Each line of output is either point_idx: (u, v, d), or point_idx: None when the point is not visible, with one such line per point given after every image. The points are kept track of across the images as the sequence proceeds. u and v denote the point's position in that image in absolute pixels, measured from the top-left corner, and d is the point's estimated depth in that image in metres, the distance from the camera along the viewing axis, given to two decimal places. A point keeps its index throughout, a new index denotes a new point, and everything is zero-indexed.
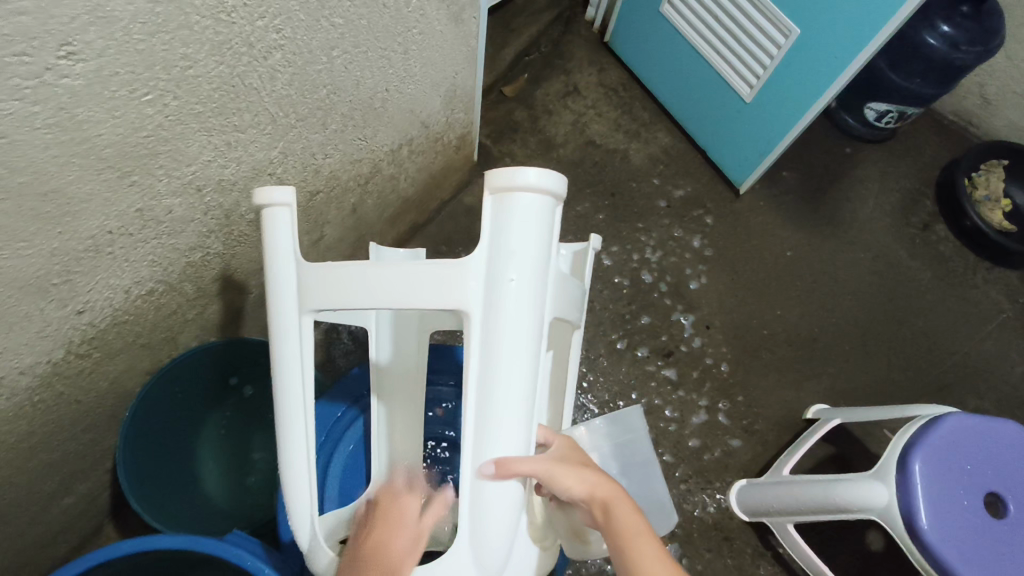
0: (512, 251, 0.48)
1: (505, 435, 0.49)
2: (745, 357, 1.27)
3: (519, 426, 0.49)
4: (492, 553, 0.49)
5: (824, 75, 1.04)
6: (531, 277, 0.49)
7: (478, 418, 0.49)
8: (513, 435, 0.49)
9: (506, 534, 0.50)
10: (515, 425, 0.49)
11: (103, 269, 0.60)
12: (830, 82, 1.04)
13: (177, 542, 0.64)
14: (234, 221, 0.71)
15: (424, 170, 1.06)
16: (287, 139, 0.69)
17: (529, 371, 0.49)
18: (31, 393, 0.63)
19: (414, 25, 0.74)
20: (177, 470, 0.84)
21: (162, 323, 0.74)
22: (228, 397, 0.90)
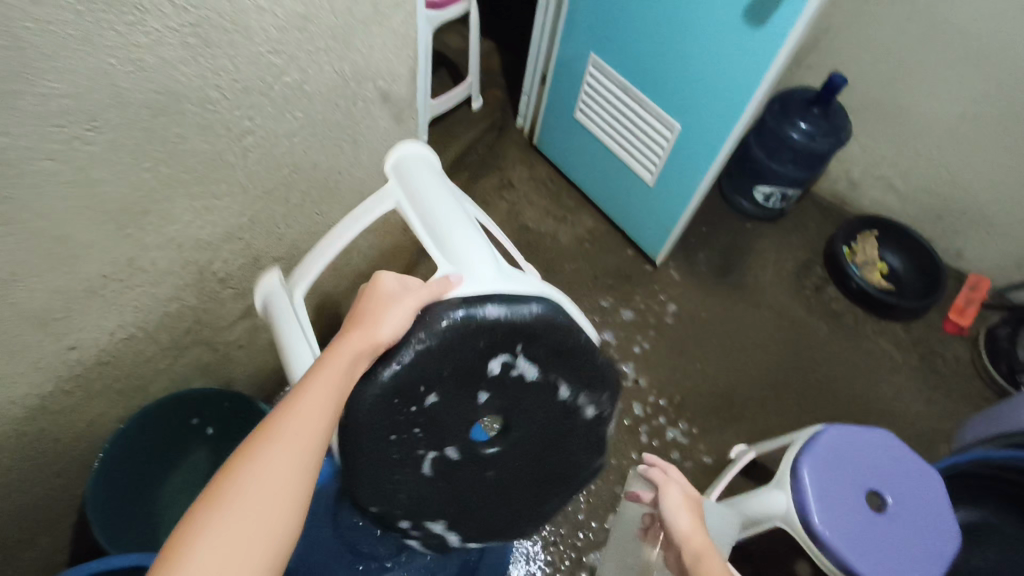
0: (413, 163, 0.78)
1: (447, 219, 0.68)
2: (672, 407, 1.40)
3: (453, 212, 0.69)
4: (472, 259, 0.63)
5: (704, 159, 1.28)
6: (424, 170, 0.77)
7: (426, 225, 0.69)
8: (450, 218, 0.68)
9: (479, 252, 0.64)
10: (449, 213, 0.69)
11: (95, 310, 0.72)
12: (709, 165, 1.27)
13: (142, 560, 0.74)
14: (207, 277, 0.84)
15: (375, 247, 1.22)
16: (255, 208, 0.84)
17: (448, 197, 0.72)
18: (17, 424, 0.72)
19: (362, 120, 0.93)
20: (140, 511, 0.93)
21: (136, 370, 0.84)
22: (191, 443, 0.98)
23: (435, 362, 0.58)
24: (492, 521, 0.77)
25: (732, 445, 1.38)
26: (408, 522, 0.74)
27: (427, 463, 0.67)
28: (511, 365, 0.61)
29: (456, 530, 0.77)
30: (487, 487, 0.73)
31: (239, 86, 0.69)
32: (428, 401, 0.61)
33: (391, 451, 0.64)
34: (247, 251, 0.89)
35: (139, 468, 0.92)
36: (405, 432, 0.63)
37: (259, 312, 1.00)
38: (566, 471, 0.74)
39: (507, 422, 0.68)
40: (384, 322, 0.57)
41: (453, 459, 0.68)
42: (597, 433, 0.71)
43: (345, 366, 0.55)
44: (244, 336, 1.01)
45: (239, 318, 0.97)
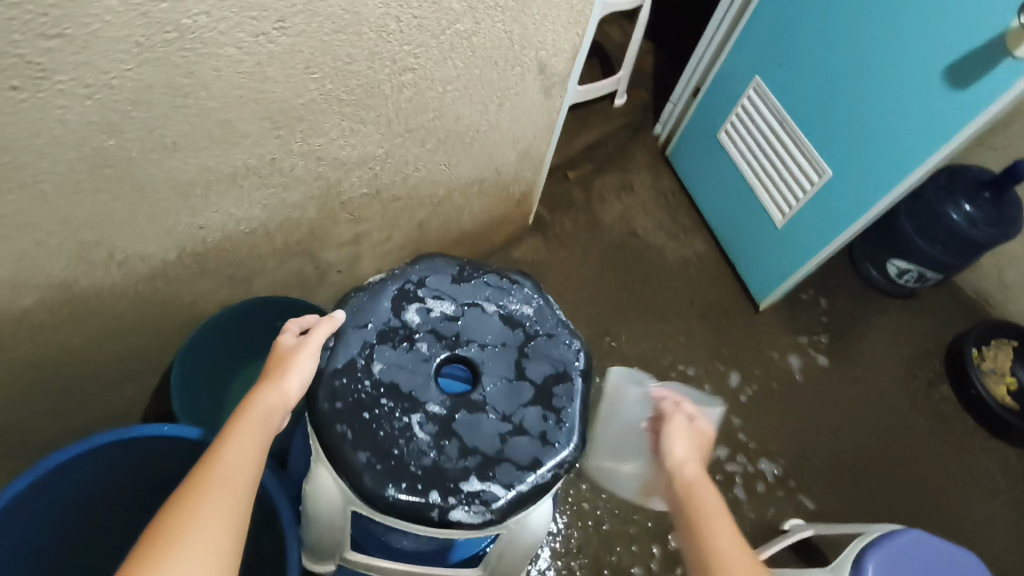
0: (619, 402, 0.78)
1: None
2: (737, 457, 1.33)
3: None
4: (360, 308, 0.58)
5: (850, 210, 1.18)
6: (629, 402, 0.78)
7: None
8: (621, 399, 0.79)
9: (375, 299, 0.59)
10: None
11: (232, 197, 0.76)
12: (856, 217, 1.17)
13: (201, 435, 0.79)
14: (331, 195, 0.88)
15: (486, 211, 1.23)
16: (393, 143, 0.87)
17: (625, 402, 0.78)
18: (137, 281, 0.78)
19: (513, 86, 0.93)
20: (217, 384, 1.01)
21: (247, 263, 0.89)
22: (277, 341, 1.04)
23: (356, 335, 0.56)
24: (536, 471, 0.51)
25: (786, 515, 1.29)
26: (441, 501, 0.48)
27: (420, 430, 0.51)
28: (425, 303, 0.58)
29: (501, 489, 0.50)
30: (513, 437, 0.52)
31: (415, 24, 0.70)
32: (378, 367, 0.54)
33: (372, 433, 0.51)
34: (373, 181, 0.92)
35: (231, 354, 1.00)
36: (376, 407, 0.52)
37: (365, 241, 1.04)
38: (559, 371, 0.57)
39: (471, 361, 0.56)
40: (291, 371, 0.52)
41: (445, 418, 0.52)
42: (552, 320, 0.60)
43: (260, 418, 0.49)
44: (345, 261, 1.05)
45: (346, 243, 1.01)
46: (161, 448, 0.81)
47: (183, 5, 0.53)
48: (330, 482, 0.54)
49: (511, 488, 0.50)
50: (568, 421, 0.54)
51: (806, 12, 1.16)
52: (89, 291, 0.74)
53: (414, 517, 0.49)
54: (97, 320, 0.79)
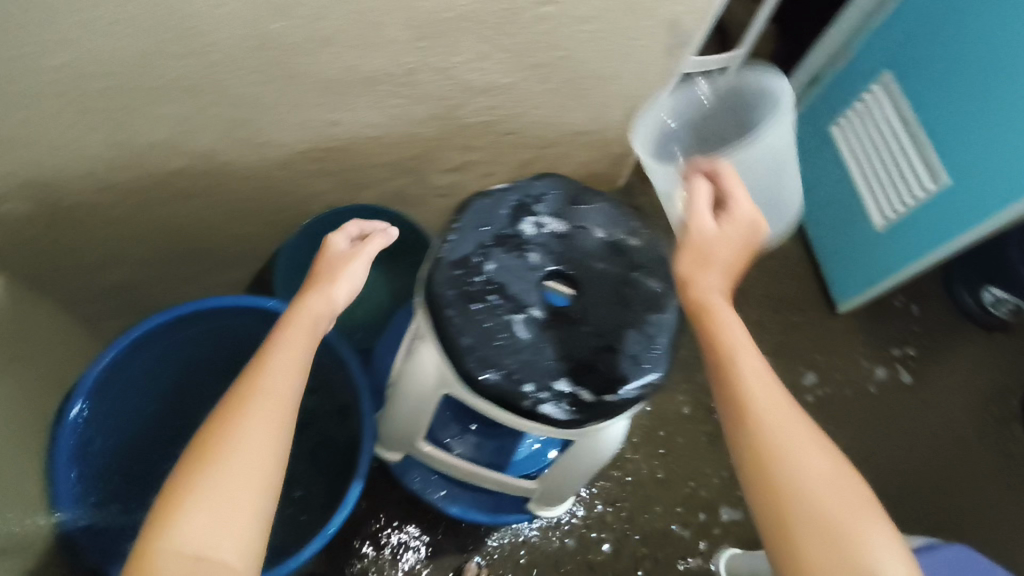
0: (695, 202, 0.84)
1: None
2: None
3: None
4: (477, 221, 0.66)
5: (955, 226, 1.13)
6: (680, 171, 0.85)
7: None
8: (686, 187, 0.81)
9: None
10: None
11: (364, 102, 0.80)
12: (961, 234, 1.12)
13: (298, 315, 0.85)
14: (450, 117, 0.91)
15: (584, 164, 1.24)
16: (517, 76, 0.89)
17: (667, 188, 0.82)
18: (268, 168, 0.84)
19: (641, 39, 0.93)
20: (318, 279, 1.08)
21: (362, 170, 0.94)
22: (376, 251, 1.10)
23: (472, 233, 0.58)
24: (626, 386, 0.54)
25: None
26: (534, 393, 0.52)
27: (521, 328, 0.55)
28: (540, 219, 0.61)
29: (591, 394, 0.53)
30: (606, 352, 0.55)
31: None
32: (491, 266, 0.57)
33: (478, 322, 0.54)
34: (490, 112, 0.94)
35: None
36: (484, 299, 0.55)
37: (469, 170, 1.07)
38: (656, 301, 0.59)
39: (573, 278, 0.59)
40: (336, 282, 0.66)
41: (546, 322, 0.55)
42: (655, 255, 0.62)
43: (307, 317, 0.63)
44: (446, 186, 1.09)
45: (451, 168, 1.04)
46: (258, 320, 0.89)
47: None
48: (434, 365, 0.58)
49: (600, 397, 0.53)
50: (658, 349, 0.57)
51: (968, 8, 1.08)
52: (228, 167, 0.81)
53: (509, 402, 0.52)
54: (226, 197, 0.86)
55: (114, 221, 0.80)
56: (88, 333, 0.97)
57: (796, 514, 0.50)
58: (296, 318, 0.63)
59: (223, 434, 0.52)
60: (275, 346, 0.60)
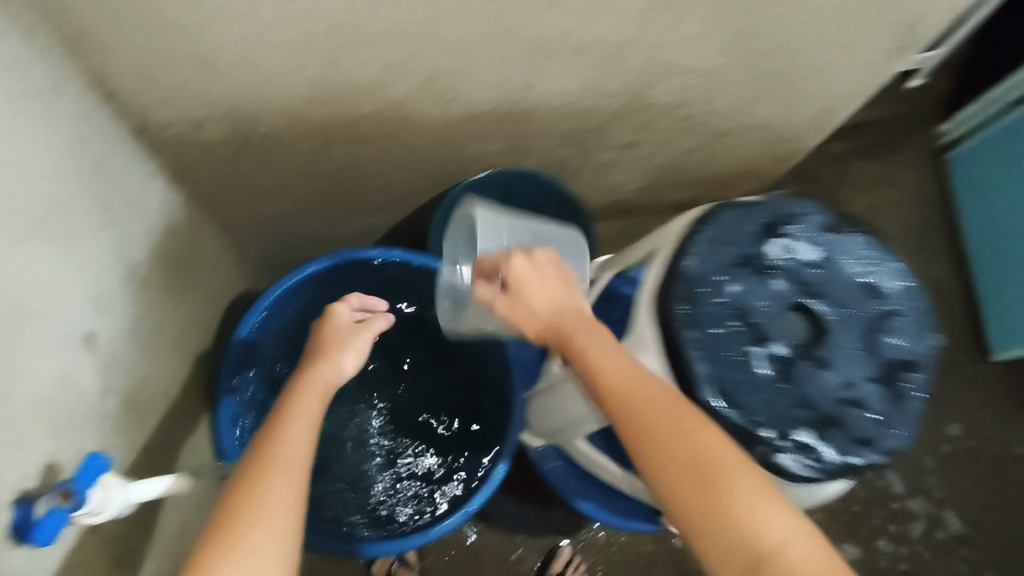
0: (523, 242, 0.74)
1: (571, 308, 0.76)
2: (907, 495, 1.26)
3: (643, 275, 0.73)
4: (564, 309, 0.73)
5: None
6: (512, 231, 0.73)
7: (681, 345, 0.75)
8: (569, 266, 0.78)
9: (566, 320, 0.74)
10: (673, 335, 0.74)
11: (563, 70, 0.74)
12: None
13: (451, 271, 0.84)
14: (639, 95, 0.84)
15: (748, 158, 1.15)
16: (724, 60, 0.80)
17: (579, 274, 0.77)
18: (448, 124, 0.80)
19: (871, 33, 0.81)
20: None
21: (534, 137, 0.89)
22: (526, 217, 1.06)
23: (714, 252, 0.54)
24: (868, 449, 0.52)
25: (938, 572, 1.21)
26: (766, 438, 0.50)
27: (761, 364, 0.51)
28: (793, 241, 0.55)
29: (826, 450, 0.51)
30: (847, 407, 0.51)
31: None
32: (734, 289, 0.53)
33: (716, 352, 0.51)
34: (681, 94, 0.86)
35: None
36: (723, 327, 0.52)
37: (635, 151, 1.00)
38: (911, 359, 0.53)
39: (822, 318, 0.53)
40: (345, 351, 0.67)
41: (788, 363, 0.52)
42: (919, 304, 0.54)
43: (320, 385, 0.62)
44: (606, 162, 1.02)
45: (618, 146, 0.98)
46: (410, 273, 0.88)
47: None
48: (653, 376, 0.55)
49: (840, 454, 0.51)
50: (903, 414, 0.52)
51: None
52: (411, 118, 0.77)
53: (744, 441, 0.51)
54: (399, 147, 0.83)
55: (290, 155, 0.79)
56: (240, 260, 0.98)
57: (727, 535, 0.45)
58: (308, 387, 0.61)
59: (237, 503, 0.46)
60: (291, 413, 0.56)
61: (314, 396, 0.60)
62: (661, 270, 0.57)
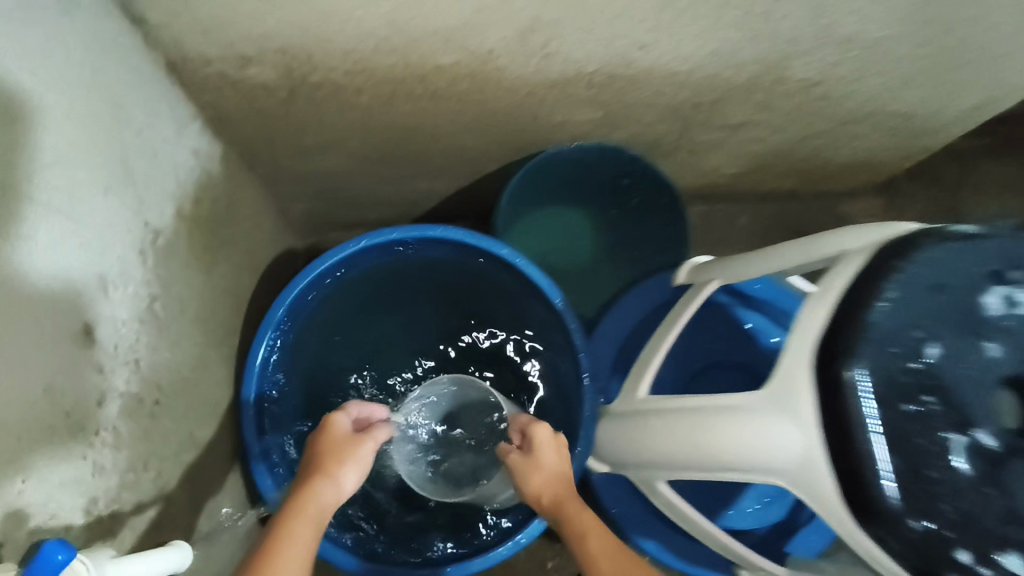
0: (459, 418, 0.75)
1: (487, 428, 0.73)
2: None
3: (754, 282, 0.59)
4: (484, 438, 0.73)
5: None
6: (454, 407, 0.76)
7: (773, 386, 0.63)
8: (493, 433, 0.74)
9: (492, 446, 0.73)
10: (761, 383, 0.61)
11: (695, 30, 0.59)
12: None
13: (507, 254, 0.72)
14: (774, 68, 0.68)
15: (870, 151, 0.98)
16: (894, 30, 0.64)
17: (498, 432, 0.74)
18: (538, 85, 0.66)
19: None
20: (541, 214, 0.94)
21: (635, 109, 0.74)
22: (611, 196, 0.93)
23: (916, 306, 0.44)
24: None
25: None
26: (973, 561, 0.40)
27: (961, 458, 0.42)
28: (1018, 292, 0.44)
29: None
30: None
31: None
32: (932, 352, 0.43)
33: (915, 440, 0.42)
34: (824, 71, 0.71)
35: (541, 191, 0.90)
36: (922, 405, 0.42)
37: (744, 134, 0.85)
38: None
39: None
40: (348, 463, 0.56)
41: (997, 457, 0.42)
42: None
43: (318, 511, 0.51)
44: (705, 144, 0.87)
45: (726, 128, 0.83)
46: (469, 256, 0.76)
47: None
48: (800, 448, 0.43)
49: None
50: None
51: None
52: (497, 75, 0.63)
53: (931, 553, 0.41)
54: (474, 107, 0.69)
55: (348, 108, 0.67)
56: (279, 218, 0.87)
57: None
58: (302, 512, 0.51)
59: None
60: (275, 557, 0.46)
61: (309, 525, 0.50)
62: (830, 310, 0.45)
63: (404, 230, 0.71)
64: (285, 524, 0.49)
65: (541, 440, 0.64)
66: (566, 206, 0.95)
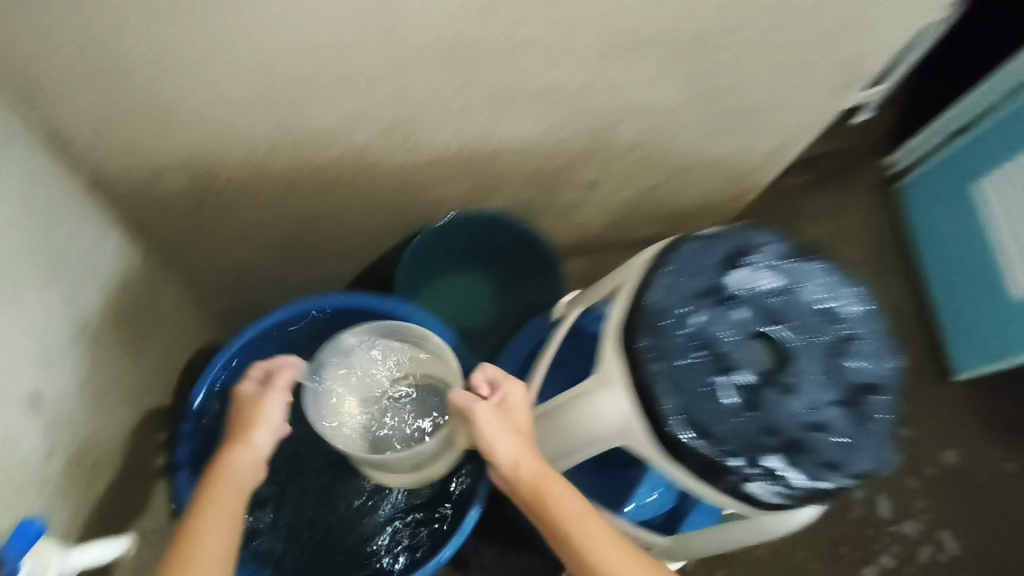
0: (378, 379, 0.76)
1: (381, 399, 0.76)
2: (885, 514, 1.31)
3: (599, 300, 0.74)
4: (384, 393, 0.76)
5: None
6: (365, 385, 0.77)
7: None
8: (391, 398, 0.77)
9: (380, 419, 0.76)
10: None
11: (527, 114, 0.76)
12: None
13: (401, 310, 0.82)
14: (600, 136, 0.86)
15: (709, 195, 1.18)
16: (680, 100, 0.83)
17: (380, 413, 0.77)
18: (413, 168, 0.81)
19: (817, 74, 0.85)
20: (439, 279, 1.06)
21: (499, 180, 0.90)
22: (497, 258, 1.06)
23: (678, 289, 0.57)
24: (836, 474, 0.54)
25: None
26: (739, 468, 0.52)
27: (728, 394, 0.54)
28: (750, 269, 0.58)
29: (801, 477, 0.53)
30: (816, 432, 0.53)
31: None
32: (696, 320, 0.56)
33: (689, 386, 0.54)
34: (642, 134, 0.89)
35: (442, 251, 1.02)
36: (691, 359, 0.55)
37: (598, 191, 1.03)
38: (873, 380, 0.55)
39: (784, 344, 0.56)
40: (258, 428, 0.65)
41: (753, 390, 0.54)
42: (876, 326, 0.57)
43: (238, 473, 0.62)
44: (570, 203, 1.05)
45: (581, 187, 1.00)
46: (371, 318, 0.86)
47: None
48: (619, 417, 0.56)
49: (810, 478, 0.53)
50: (865, 435, 0.54)
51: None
52: (377, 164, 0.78)
53: (713, 472, 0.53)
54: (364, 192, 0.83)
55: (253, 205, 0.78)
56: (203, 312, 0.96)
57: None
58: (224, 480, 0.61)
59: None
60: (203, 520, 0.57)
61: (230, 488, 0.60)
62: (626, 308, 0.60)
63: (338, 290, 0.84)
64: (207, 490, 0.59)
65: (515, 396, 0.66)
66: (461, 270, 1.07)
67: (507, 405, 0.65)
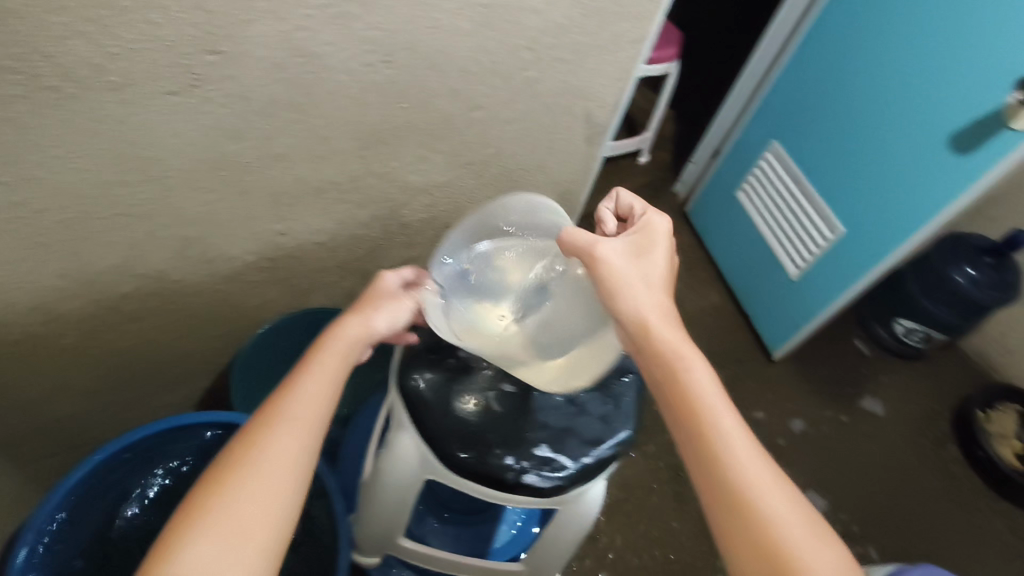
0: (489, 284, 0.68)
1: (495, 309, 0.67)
2: None
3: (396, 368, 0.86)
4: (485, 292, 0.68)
5: (869, 260, 1.24)
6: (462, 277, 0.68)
7: None
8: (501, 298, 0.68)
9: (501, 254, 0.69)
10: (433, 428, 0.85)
11: (314, 210, 0.85)
12: (871, 267, 1.24)
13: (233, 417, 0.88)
14: (392, 218, 0.96)
15: None
16: (452, 174, 0.96)
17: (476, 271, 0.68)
18: (218, 281, 0.86)
19: (562, 132, 1.01)
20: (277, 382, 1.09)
21: (313, 274, 0.98)
22: None
23: None
24: (599, 448, 0.68)
25: None
26: (515, 462, 0.65)
27: (498, 402, 0.69)
28: None
29: (569, 460, 0.67)
30: (577, 417, 0.70)
31: (492, 67, 0.80)
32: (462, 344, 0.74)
33: (465, 400, 0.68)
34: (434, 207, 1.01)
35: (253, 362, 1.00)
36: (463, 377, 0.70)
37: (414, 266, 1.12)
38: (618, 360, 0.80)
39: None
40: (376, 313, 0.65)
41: (519, 392, 0.71)
42: None
43: (344, 342, 0.62)
44: None
45: (397, 266, 1.09)
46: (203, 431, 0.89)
47: (319, 35, 0.63)
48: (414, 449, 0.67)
49: (575, 458, 0.67)
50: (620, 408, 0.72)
51: (837, 77, 1.23)
52: (178, 286, 0.82)
53: (494, 472, 0.65)
54: (175, 313, 0.86)
55: (56, 351, 0.78)
56: (23, 479, 0.90)
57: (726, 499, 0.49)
58: (329, 350, 0.61)
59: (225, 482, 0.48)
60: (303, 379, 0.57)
61: (336, 357, 0.60)
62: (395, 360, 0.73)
63: (169, 416, 0.89)
64: (313, 356, 0.60)
65: (654, 226, 0.63)
66: None
67: (643, 238, 0.62)
